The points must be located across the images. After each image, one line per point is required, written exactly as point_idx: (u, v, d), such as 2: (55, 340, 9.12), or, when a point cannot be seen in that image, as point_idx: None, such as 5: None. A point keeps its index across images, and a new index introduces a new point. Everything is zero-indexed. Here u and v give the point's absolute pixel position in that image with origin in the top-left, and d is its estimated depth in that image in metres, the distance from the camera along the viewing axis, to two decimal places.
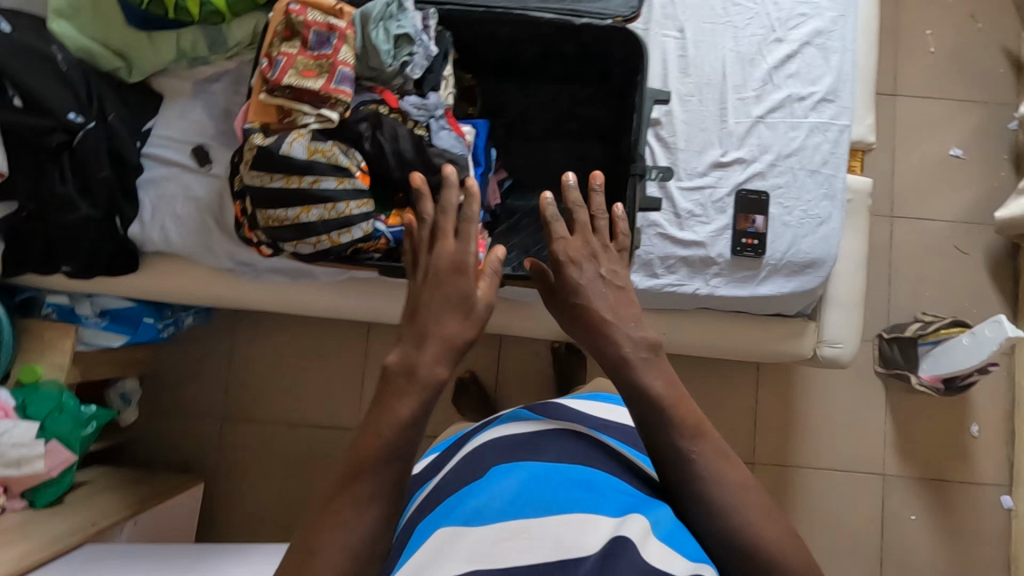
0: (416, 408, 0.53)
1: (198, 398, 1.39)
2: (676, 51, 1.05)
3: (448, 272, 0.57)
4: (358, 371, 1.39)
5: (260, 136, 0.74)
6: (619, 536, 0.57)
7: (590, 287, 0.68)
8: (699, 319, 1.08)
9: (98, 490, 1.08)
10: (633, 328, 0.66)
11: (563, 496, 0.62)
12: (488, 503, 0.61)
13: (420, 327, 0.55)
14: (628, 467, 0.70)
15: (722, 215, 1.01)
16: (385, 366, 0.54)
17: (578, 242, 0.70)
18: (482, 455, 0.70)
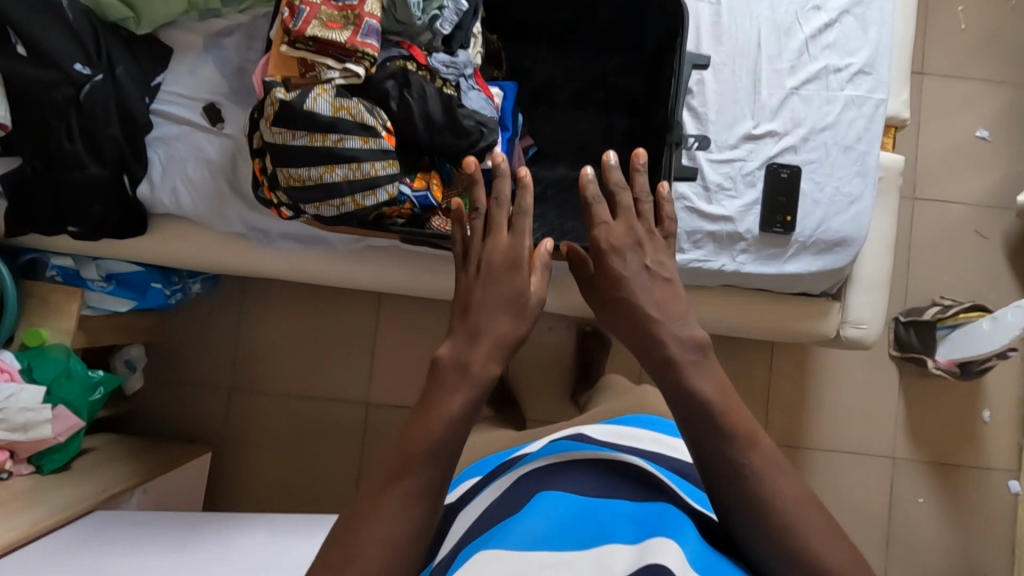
0: (465, 404, 0.59)
1: (204, 367, 1.36)
2: (711, 16, 1.00)
3: (504, 267, 0.64)
4: (368, 343, 1.37)
5: (282, 90, 0.69)
6: (657, 561, 0.57)
7: (632, 282, 0.67)
8: (722, 295, 1.05)
9: (106, 458, 1.06)
10: (681, 326, 0.67)
11: (600, 531, 0.63)
12: (527, 534, 0.62)
13: (474, 324, 0.61)
14: (671, 496, 0.70)
15: (752, 189, 0.98)
16: (436, 358, 0.61)
17: (620, 229, 0.70)
18: (522, 479, 0.71)
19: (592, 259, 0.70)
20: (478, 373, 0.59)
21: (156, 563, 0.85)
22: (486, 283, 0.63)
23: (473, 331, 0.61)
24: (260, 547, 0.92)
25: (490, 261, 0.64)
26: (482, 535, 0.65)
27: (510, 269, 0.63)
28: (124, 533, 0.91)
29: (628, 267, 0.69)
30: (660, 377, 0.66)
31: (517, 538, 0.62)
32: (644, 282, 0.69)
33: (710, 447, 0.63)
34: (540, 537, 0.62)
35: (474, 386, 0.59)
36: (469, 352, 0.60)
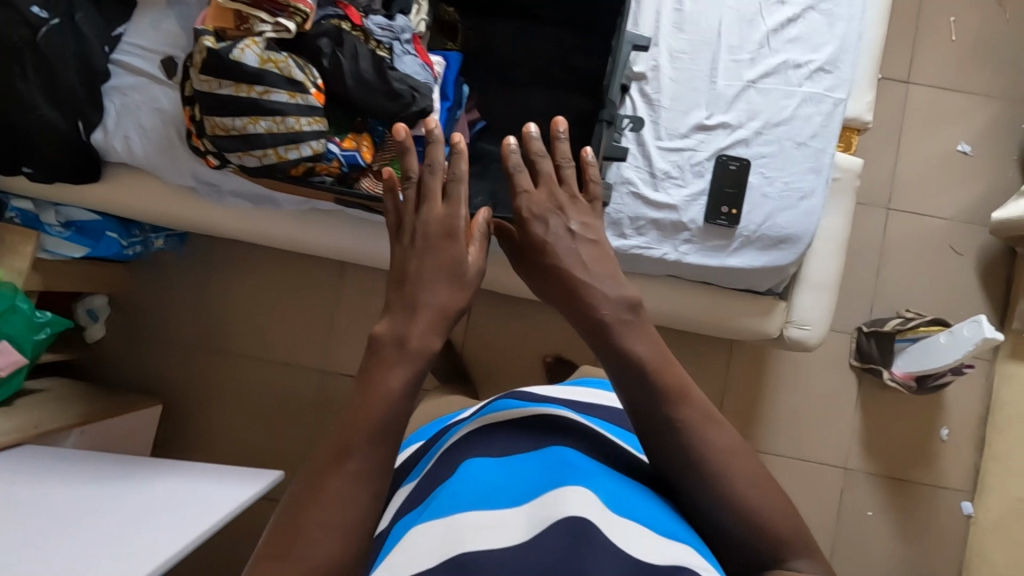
0: (407, 379, 0.57)
1: (165, 322, 1.38)
2: (673, 3, 0.99)
3: (439, 236, 0.64)
4: (327, 312, 1.38)
5: (211, 39, 0.71)
6: (574, 513, 0.55)
7: (559, 247, 0.69)
8: (665, 286, 1.05)
9: (49, 399, 1.09)
10: (611, 287, 0.67)
11: (529, 485, 0.62)
12: (451, 497, 0.60)
13: (411, 296, 0.61)
14: (604, 451, 0.69)
15: (699, 180, 0.98)
16: (374, 335, 0.59)
17: (541, 196, 0.72)
18: (455, 448, 0.69)
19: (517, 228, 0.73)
20: (415, 347, 0.58)
21: (80, 496, 0.88)
22: (423, 251, 0.63)
23: (410, 307, 0.60)
24: (187, 489, 0.94)
25: (425, 231, 0.64)
26: (418, 510, 0.63)
27: (445, 237, 0.64)
28: (55, 465, 0.93)
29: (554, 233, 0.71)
30: (595, 343, 0.65)
31: (451, 501, 0.60)
32: (568, 245, 0.70)
33: (643, 404, 0.62)
34: (475, 494, 0.60)
35: (412, 361, 0.57)
36: (406, 325, 0.59)
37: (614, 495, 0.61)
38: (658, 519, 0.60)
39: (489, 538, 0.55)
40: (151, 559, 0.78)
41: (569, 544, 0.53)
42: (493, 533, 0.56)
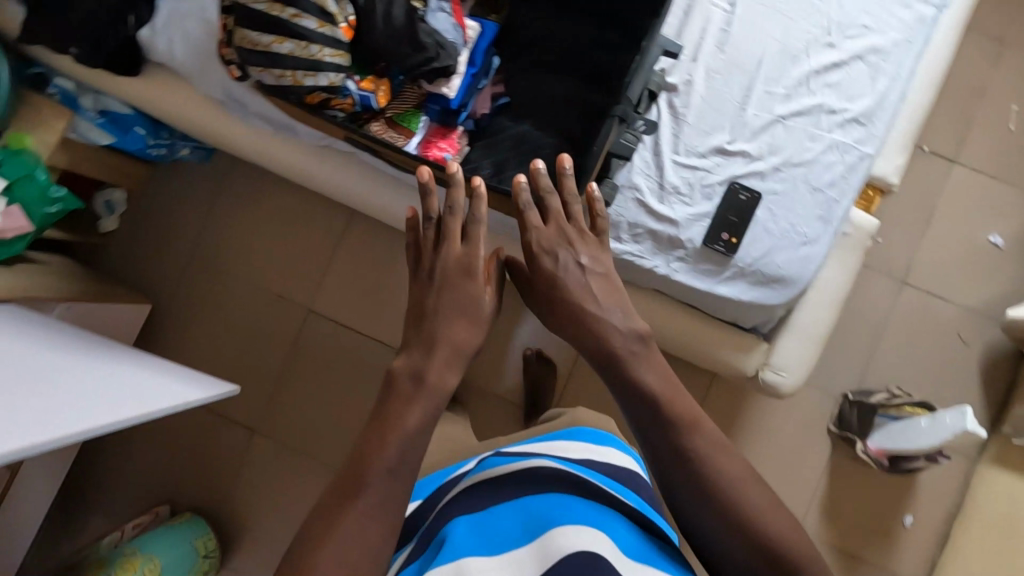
0: (421, 417, 0.63)
1: (173, 228, 1.43)
2: (721, 23, 0.99)
3: (457, 273, 0.70)
4: (326, 255, 1.40)
5: None
6: (578, 552, 0.61)
7: (567, 277, 0.75)
8: (651, 300, 1.04)
9: (44, 273, 1.13)
10: (620, 319, 0.73)
11: (525, 532, 0.67)
12: (460, 539, 0.65)
13: (431, 336, 0.67)
14: (597, 493, 0.73)
15: (707, 202, 0.97)
16: (393, 369, 0.66)
17: (551, 233, 0.76)
18: (445, 507, 0.73)
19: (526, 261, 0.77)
20: (433, 383, 0.64)
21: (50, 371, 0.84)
22: (444, 288, 0.69)
23: (428, 344, 0.66)
24: (147, 379, 0.96)
25: (444, 268, 0.71)
26: (424, 557, 0.65)
27: (462, 275, 0.70)
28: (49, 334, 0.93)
29: (561, 265, 0.75)
30: (609, 371, 0.71)
31: (455, 544, 0.64)
32: (577, 278, 0.75)
33: (653, 433, 0.68)
34: (479, 541, 0.65)
35: (429, 397, 0.64)
36: (425, 362, 0.65)
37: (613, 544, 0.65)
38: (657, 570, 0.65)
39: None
40: (94, 419, 0.80)
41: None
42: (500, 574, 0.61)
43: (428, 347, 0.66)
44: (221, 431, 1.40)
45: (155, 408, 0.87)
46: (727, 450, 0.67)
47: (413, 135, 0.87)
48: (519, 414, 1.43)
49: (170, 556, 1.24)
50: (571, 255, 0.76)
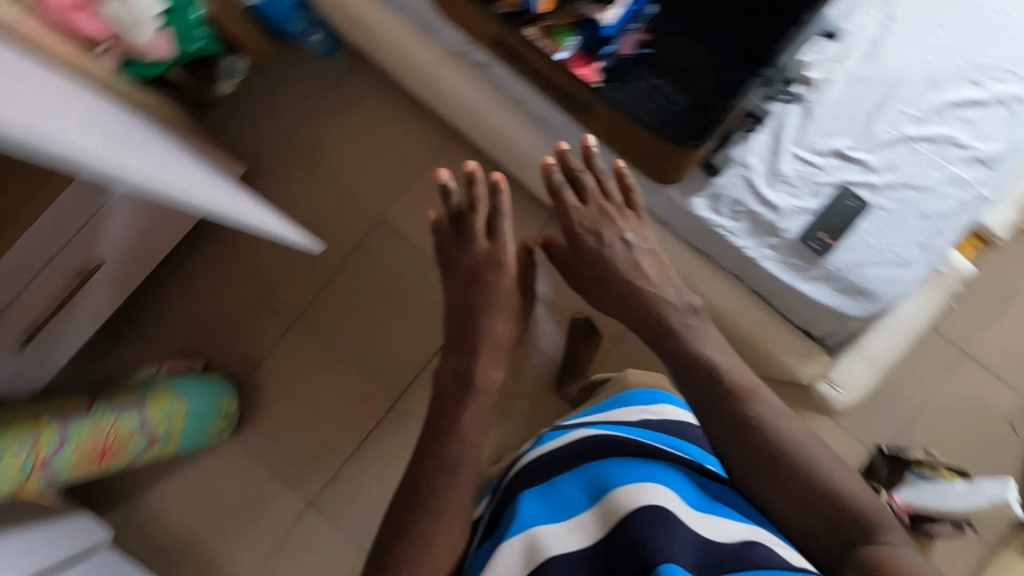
0: (473, 418, 0.75)
1: (281, 108, 1.48)
2: (871, 35, 1.00)
3: (485, 266, 0.90)
4: (415, 172, 1.44)
5: None
6: (647, 504, 0.63)
7: (613, 253, 0.85)
8: (726, 284, 1.05)
9: (165, 107, 1.18)
10: (672, 292, 0.82)
11: (589, 496, 0.68)
12: (527, 511, 0.67)
13: (468, 331, 0.85)
14: (653, 450, 0.72)
15: (812, 199, 0.97)
16: (438, 370, 0.82)
17: (590, 212, 0.87)
18: (513, 481, 0.75)
19: (567, 240, 0.89)
20: (473, 376, 0.79)
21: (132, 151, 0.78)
22: (481, 284, 0.88)
23: (470, 338, 0.84)
24: (250, 206, 1.02)
25: (476, 266, 0.90)
26: (495, 531, 0.69)
27: (490, 268, 0.89)
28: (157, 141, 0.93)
29: (603, 242, 0.86)
30: None
31: (523, 515, 0.67)
32: (625, 253, 0.85)
33: (718, 393, 0.70)
34: (546, 509, 0.68)
35: (475, 394, 0.77)
36: (461, 356, 0.82)
37: (677, 494, 0.66)
38: (724, 511, 0.66)
39: (568, 543, 0.63)
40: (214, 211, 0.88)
41: (647, 532, 0.60)
42: (568, 536, 0.64)
43: (464, 326, 0.85)
44: (269, 307, 1.45)
45: (254, 225, 0.97)
46: (789, 415, 0.68)
47: (560, 48, 0.89)
48: (548, 374, 1.44)
49: (194, 405, 1.26)
50: (606, 230, 0.87)
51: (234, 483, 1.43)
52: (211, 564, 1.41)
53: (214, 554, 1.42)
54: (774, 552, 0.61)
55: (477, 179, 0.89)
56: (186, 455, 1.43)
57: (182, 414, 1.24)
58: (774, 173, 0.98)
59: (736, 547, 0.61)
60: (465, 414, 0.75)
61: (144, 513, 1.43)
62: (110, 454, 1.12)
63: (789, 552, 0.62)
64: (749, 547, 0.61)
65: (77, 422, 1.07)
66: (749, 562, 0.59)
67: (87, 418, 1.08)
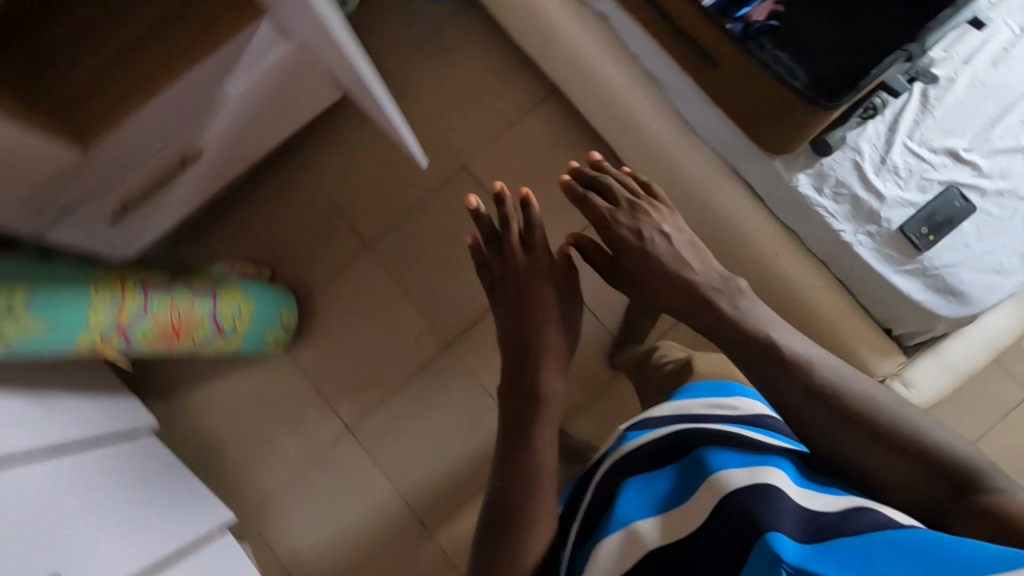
0: (549, 438, 0.84)
1: (384, 43, 1.50)
2: (1004, 43, 0.99)
3: (525, 276, 0.98)
4: (505, 125, 1.46)
5: None
6: (746, 489, 0.63)
7: (654, 249, 0.90)
8: (813, 268, 1.05)
9: None
10: (708, 277, 0.86)
11: (684, 492, 0.70)
12: (620, 511, 0.71)
13: (522, 343, 0.93)
14: (742, 441, 0.72)
15: (919, 193, 0.97)
16: (503, 388, 0.91)
17: (624, 212, 0.94)
18: (604, 477, 0.79)
19: (608, 242, 0.94)
20: (532, 390, 0.87)
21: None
22: (525, 294, 0.97)
23: (528, 351, 0.92)
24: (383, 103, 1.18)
25: (517, 281, 0.98)
26: (593, 529, 0.73)
27: (531, 279, 0.98)
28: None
29: (641, 237, 0.92)
30: None
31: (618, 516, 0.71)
32: (667, 247, 0.90)
33: None
34: (639, 507, 0.71)
35: (544, 407, 0.86)
36: (519, 372, 0.90)
37: (782, 473, 0.67)
38: (823, 487, 0.67)
39: (667, 538, 0.66)
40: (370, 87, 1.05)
41: (754, 506, 0.61)
42: (664, 533, 0.67)
43: (515, 338, 0.94)
44: (341, 234, 1.47)
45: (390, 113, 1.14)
46: None
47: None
48: (602, 343, 1.44)
49: (260, 309, 1.28)
50: (642, 225, 0.93)
51: (277, 397, 1.45)
52: (243, 472, 1.43)
53: (246, 462, 1.44)
54: (881, 512, 0.61)
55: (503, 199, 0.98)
56: (235, 362, 1.46)
57: (248, 314, 1.26)
58: (885, 162, 0.97)
59: (841, 516, 0.61)
60: (540, 424, 0.85)
61: (185, 411, 1.45)
62: (183, 334, 1.14)
63: (893, 511, 0.62)
64: (855, 513, 0.61)
65: (158, 295, 1.10)
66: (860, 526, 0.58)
67: (168, 294, 1.11)
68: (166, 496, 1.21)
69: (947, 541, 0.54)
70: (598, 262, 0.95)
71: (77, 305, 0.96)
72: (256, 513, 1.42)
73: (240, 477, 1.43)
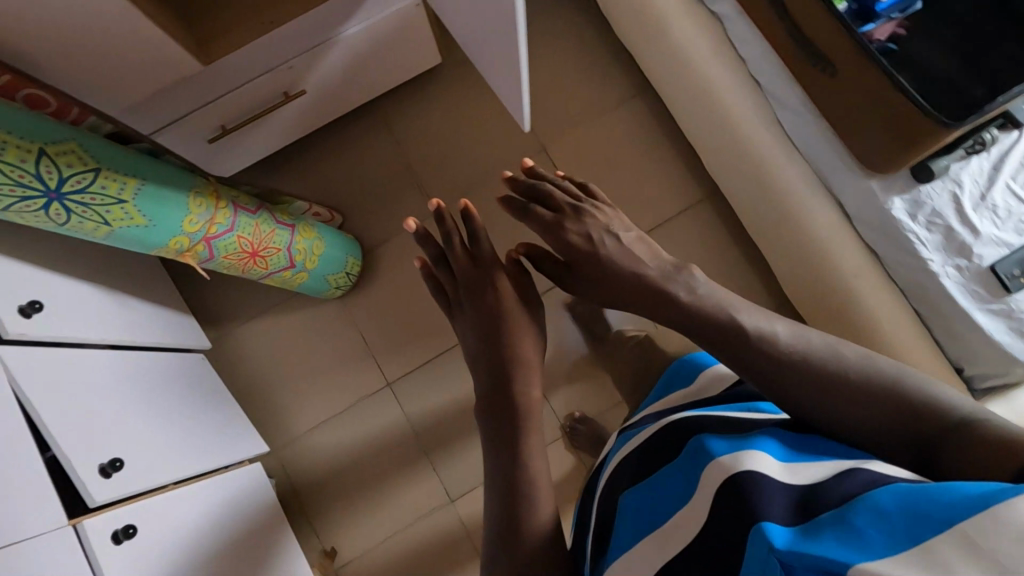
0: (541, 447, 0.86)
1: None
2: None
3: (477, 291, 0.99)
4: (593, 116, 1.48)
5: None
6: (733, 476, 0.58)
7: (607, 253, 0.91)
8: (891, 294, 1.04)
9: None
10: (658, 273, 0.87)
11: (673, 489, 0.66)
12: (629, 528, 0.68)
13: (496, 354, 0.94)
14: (729, 427, 0.69)
15: (1016, 235, 0.96)
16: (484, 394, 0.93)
17: (572, 219, 0.95)
18: (617, 489, 0.76)
19: (559, 250, 0.95)
20: (518, 395, 0.90)
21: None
22: (481, 309, 0.97)
23: (510, 358, 0.94)
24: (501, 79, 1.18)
25: (472, 296, 0.99)
26: (609, 548, 0.71)
27: (486, 293, 0.98)
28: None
29: (590, 240, 0.93)
30: None
31: (626, 535, 0.68)
32: (618, 250, 0.91)
33: None
34: (641, 519, 0.68)
35: (532, 414, 0.89)
36: (496, 380, 0.92)
37: (766, 451, 0.62)
38: (815, 457, 0.62)
39: (666, 548, 0.62)
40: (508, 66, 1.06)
41: (744, 498, 0.56)
42: (662, 544, 0.62)
43: (482, 350, 0.96)
44: (414, 194, 1.50)
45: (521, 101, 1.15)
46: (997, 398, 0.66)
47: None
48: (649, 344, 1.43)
49: (330, 252, 1.31)
50: (591, 228, 0.94)
51: (324, 341, 1.48)
52: (276, 407, 1.46)
53: (282, 398, 1.46)
54: (872, 470, 0.56)
55: (445, 218, 0.99)
56: (292, 299, 1.49)
57: (319, 254, 1.29)
58: (986, 198, 0.96)
59: (830, 482, 0.56)
60: (528, 438, 0.86)
61: (238, 340, 1.48)
62: (260, 259, 1.18)
63: (881, 465, 0.57)
64: (844, 477, 0.56)
65: (246, 216, 1.12)
66: (845, 491, 0.53)
67: (253, 218, 1.13)
68: (212, 414, 1.24)
69: (928, 488, 0.49)
70: (553, 268, 0.97)
71: (176, 209, 0.99)
72: (287, 450, 1.45)
73: (277, 412, 1.46)
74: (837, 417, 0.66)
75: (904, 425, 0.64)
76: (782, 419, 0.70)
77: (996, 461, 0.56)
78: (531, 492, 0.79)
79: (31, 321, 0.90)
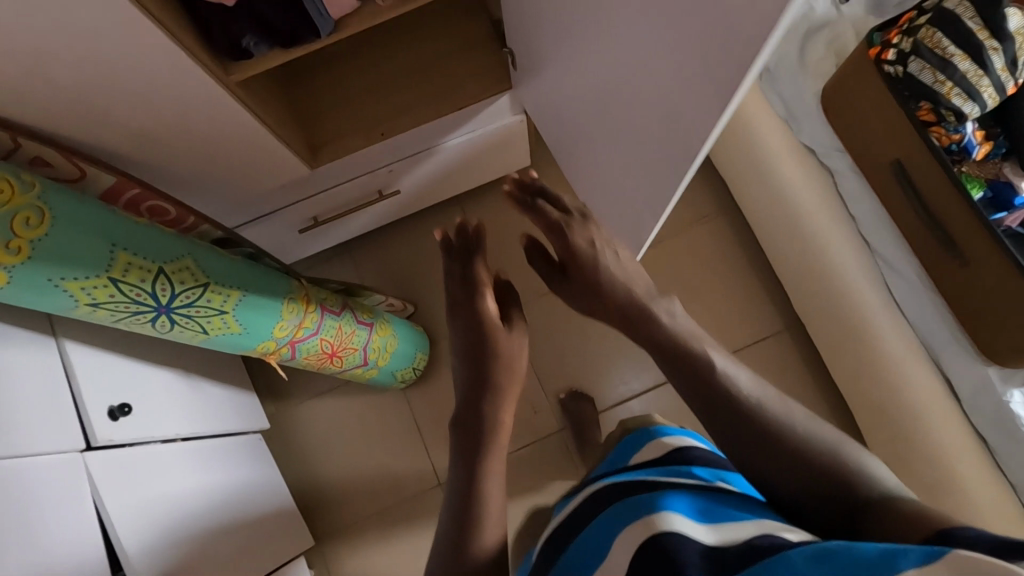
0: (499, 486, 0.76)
1: None
2: None
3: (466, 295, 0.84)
4: (679, 230, 1.45)
5: (970, 12, 0.90)
6: (648, 538, 0.54)
7: (608, 269, 0.78)
8: (998, 484, 0.96)
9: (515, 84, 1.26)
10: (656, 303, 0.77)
11: (598, 539, 0.60)
12: None
13: (476, 371, 0.82)
14: (661, 483, 0.63)
15: None
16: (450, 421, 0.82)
17: (578, 223, 0.80)
18: (548, 554, 0.66)
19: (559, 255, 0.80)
20: (484, 422, 0.80)
21: (668, 89, 0.74)
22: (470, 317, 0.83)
23: (482, 379, 0.82)
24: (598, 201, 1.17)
25: (460, 300, 0.85)
26: None
27: (475, 297, 0.84)
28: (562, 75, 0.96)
29: (597, 247, 0.79)
30: None
31: None
32: (616, 267, 0.79)
33: None
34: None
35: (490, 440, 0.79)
36: (466, 403, 0.82)
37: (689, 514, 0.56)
38: (738, 516, 0.56)
39: None
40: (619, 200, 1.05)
41: (656, 563, 0.51)
42: None
43: (464, 366, 0.84)
44: None
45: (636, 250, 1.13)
46: None
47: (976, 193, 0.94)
48: None
49: (401, 349, 1.30)
50: (596, 236, 0.80)
51: (378, 424, 1.46)
52: (324, 485, 1.44)
53: (330, 477, 1.45)
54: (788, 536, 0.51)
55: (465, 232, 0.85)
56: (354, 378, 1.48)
57: (391, 351, 1.28)
58: None
59: (749, 544, 0.51)
60: (491, 456, 0.78)
61: (301, 419, 1.47)
62: (337, 359, 1.17)
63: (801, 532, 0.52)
64: (758, 539, 0.51)
65: (331, 318, 1.11)
66: (758, 550, 0.49)
67: (338, 319, 1.12)
68: (255, 489, 1.24)
69: (829, 547, 0.45)
70: (551, 277, 0.84)
71: (270, 317, 0.99)
72: (332, 538, 1.42)
73: (329, 502, 1.43)
74: (772, 468, 0.62)
75: (827, 485, 0.59)
76: (720, 488, 0.63)
77: (912, 523, 0.52)
78: (483, 518, 0.72)
79: (116, 423, 0.91)
